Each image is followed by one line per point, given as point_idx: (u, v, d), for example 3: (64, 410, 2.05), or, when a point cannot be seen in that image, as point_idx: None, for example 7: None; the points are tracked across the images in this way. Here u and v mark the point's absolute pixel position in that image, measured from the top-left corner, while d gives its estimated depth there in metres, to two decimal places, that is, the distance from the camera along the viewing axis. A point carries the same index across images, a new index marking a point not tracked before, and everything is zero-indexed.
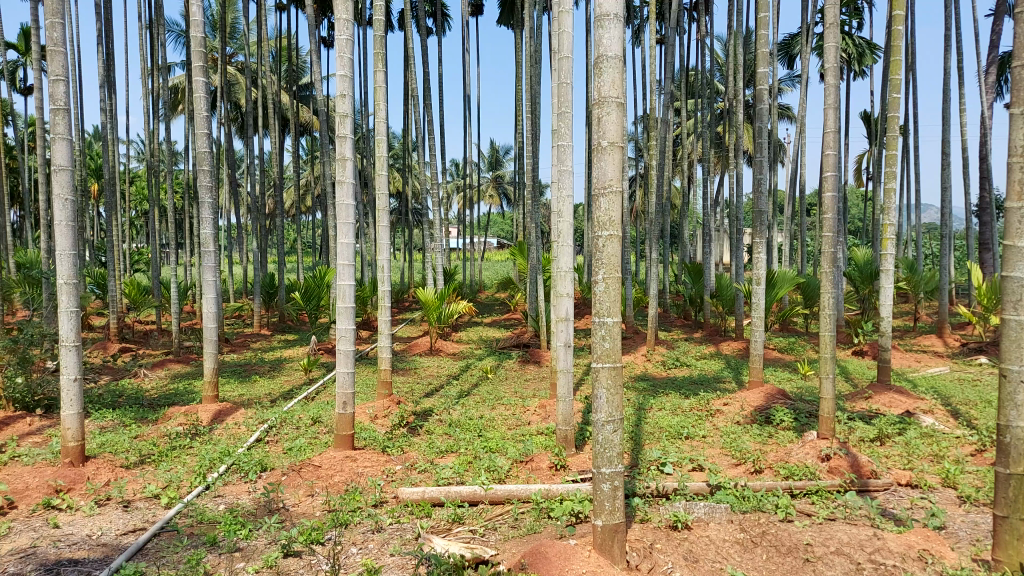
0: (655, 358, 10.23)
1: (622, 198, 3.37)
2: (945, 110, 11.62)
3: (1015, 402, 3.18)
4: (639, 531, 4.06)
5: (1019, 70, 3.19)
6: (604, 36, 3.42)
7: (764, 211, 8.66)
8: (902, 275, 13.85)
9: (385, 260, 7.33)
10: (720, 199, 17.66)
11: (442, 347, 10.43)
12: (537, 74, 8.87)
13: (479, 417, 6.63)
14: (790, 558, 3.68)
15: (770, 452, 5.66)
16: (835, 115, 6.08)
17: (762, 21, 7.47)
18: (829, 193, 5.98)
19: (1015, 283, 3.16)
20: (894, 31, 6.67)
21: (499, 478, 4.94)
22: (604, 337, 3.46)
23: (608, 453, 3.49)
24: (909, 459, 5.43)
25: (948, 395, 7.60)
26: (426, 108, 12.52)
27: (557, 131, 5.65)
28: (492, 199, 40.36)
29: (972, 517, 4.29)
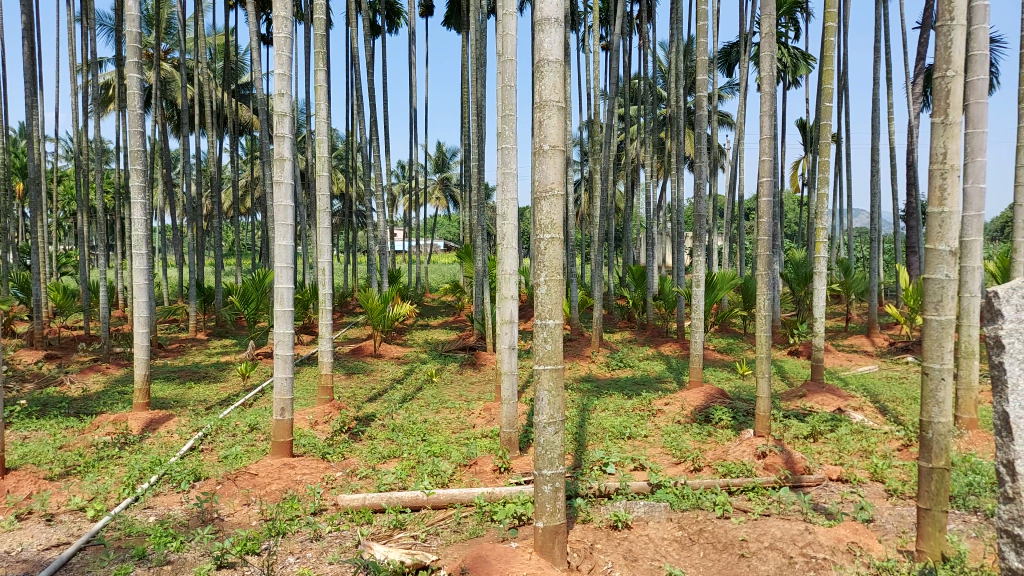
0: (599, 359, 10.33)
1: (565, 202, 3.41)
2: (875, 117, 12.09)
3: (937, 399, 3.32)
4: (580, 531, 4.08)
5: (941, 81, 3.34)
6: (544, 39, 3.41)
7: (704, 215, 8.85)
8: (836, 278, 14.37)
9: (325, 262, 7.19)
10: (663, 203, 17.97)
11: (386, 351, 10.30)
12: (483, 77, 8.85)
13: (423, 421, 6.57)
14: (726, 554, 3.77)
15: (708, 450, 5.78)
16: (771, 121, 6.25)
17: (703, 29, 7.64)
18: (764, 198, 6.15)
19: (935, 284, 3.30)
20: (827, 42, 6.91)
21: (443, 482, 4.91)
22: (546, 339, 3.48)
23: (550, 454, 3.50)
24: (840, 455, 5.63)
25: (877, 393, 7.92)
26: (369, 108, 12.35)
27: (501, 133, 5.64)
28: (439, 202, 40.20)
29: (898, 509, 4.48)
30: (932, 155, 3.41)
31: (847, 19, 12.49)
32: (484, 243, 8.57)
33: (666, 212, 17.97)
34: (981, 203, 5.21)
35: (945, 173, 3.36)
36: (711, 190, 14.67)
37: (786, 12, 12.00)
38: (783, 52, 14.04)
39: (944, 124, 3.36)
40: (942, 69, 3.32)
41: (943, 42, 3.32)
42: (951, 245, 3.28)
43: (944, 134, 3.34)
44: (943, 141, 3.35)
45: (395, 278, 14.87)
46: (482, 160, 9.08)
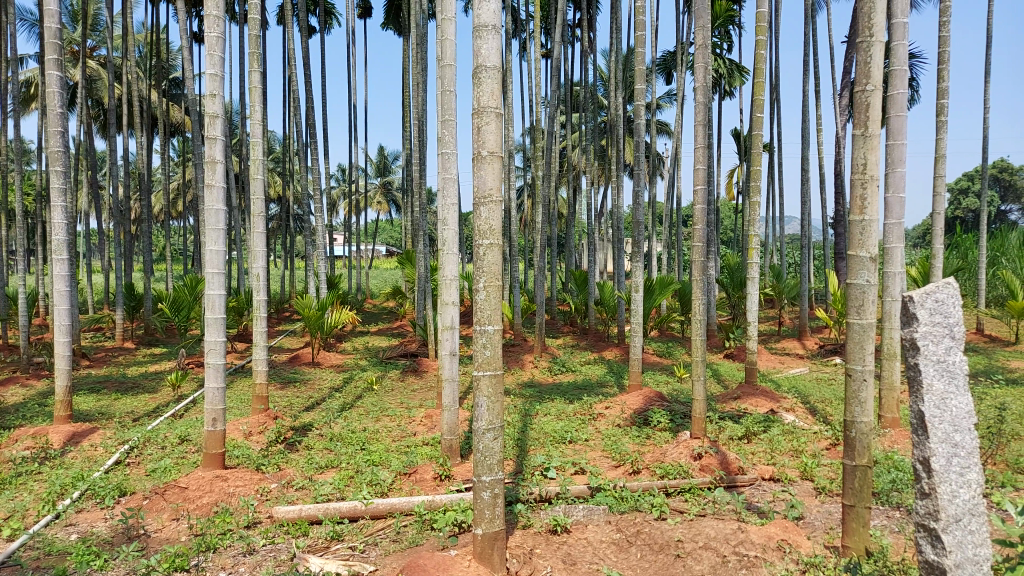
0: (541, 364, 10.38)
1: (503, 208, 3.42)
2: (804, 129, 12.56)
3: (859, 399, 3.46)
4: (519, 537, 4.08)
5: (861, 94, 3.48)
6: (482, 46, 3.42)
7: (642, 222, 9.01)
8: (768, 283, 14.84)
9: (260, 268, 7.00)
10: (603, 210, 18.25)
11: (325, 359, 10.11)
12: (424, 82, 8.80)
13: (363, 429, 6.47)
14: (662, 554, 3.83)
15: (647, 452, 5.88)
16: (705, 130, 6.40)
17: (640, 40, 7.79)
18: (698, 206, 6.30)
19: (857, 290, 3.45)
20: (758, 55, 7.14)
21: (382, 491, 4.84)
22: (485, 345, 3.48)
23: (489, 461, 3.49)
24: (772, 454, 5.81)
25: (807, 394, 8.21)
26: (307, 111, 12.11)
27: (441, 138, 5.60)
28: (380, 206, 39.73)
29: (826, 506, 4.64)
30: (854, 165, 3.53)
31: (778, 33, 12.94)
32: (426, 248, 8.50)
33: (607, 218, 18.21)
34: (900, 212, 5.47)
35: (865, 183, 3.48)
36: (651, 197, 14.96)
37: (721, 24, 12.35)
38: (719, 64, 14.44)
39: (864, 136, 3.50)
40: (863, 84, 3.46)
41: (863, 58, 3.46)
42: (871, 251, 3.44)
43: (864, 146, 3.49)
44: (864, 153, 3.49)
45: (335, 284, 14.61)
46: (424, 165, 9.01)
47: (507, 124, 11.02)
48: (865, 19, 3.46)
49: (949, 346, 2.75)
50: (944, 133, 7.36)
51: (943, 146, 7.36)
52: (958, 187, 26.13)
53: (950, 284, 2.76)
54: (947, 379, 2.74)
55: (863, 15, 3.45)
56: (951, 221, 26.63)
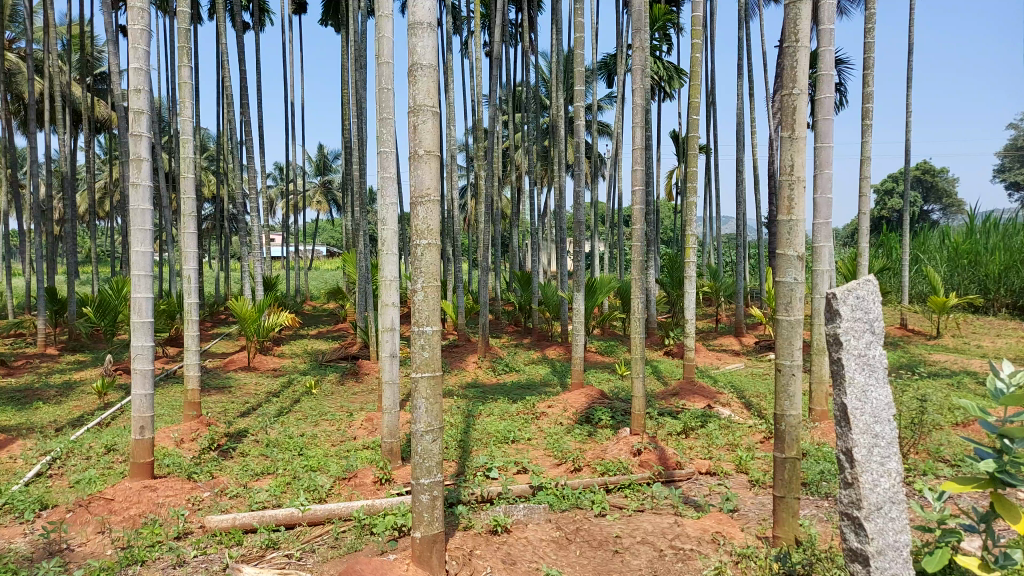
0: (485, 364, 10.36)
1: (440, 207, 3.39)
2: (739, 130, 12.91)
3: (788, 393, 3.57)
4: (459, 538, 4.05)
5: (788, 97, 3.60)
6: (417, 44, 3.38)
7: (583, 221, 9.10)
8: (706, 281, 15.20)
9: (192, 269, 6.77)
10: (547, 210, 18.37)
11: (261, 363, 9.84)
12: (363, 79, 8.68)
13: (301, 434, 6.33)
14: (601, 551, 3.89)
15: (588, 450, 5.94)
16: (643, 132, 6.50)
17: (579, 41, 7.87)
18: (636, 206, 6.41)
19: (786, 287, 3.56)
20: (694, 58, 7.30)
21: (320, 497, 4.75)
22: (423, 346, 3.44)
23: (427, 463, 3.46)
24: (709, 449, 5.95)
25: (742, 389, 8.44)
26: (242, 107, 11.79)
27: (379, 137, 5.51)
28: (320, 206, 39.01)
29: (759, 498, 4.78)
30: (782, 167, 3.65)
31: (714, 36, 13.26)
32: (366, 248, 8.37)
33: (550, 219, 18.32)
34: (828, 212, 5.70)
35: (793, 184, 3.60)
36: (593, 197, 15.12)
37: (659, 28, 12.58)
38: (658, 67, 14.70)
39: (791, 138, 3.62)
40: (789, 88, 3.57)
41: (790, 62, 3.56)
42: (799, 251, 3.55)
43: (792, 148, 3.60)
44: (790, 155, 3.61)
45: (272, 286, 14.27)
46: (364, 164, 8.88)
47: (449, 123, 10.95)
48: (791, 25, 3.58)
49: (870, 340, 2.87)
50: (869, 137, 7.67)
51: (868, 149, 7.68)
52: (884, 188, 27.28)
53: (870, 281, 2.88)
54: (869, 372, 2.85)
55: (789, 21, 3.57)
56: (877, 220, 27.83)
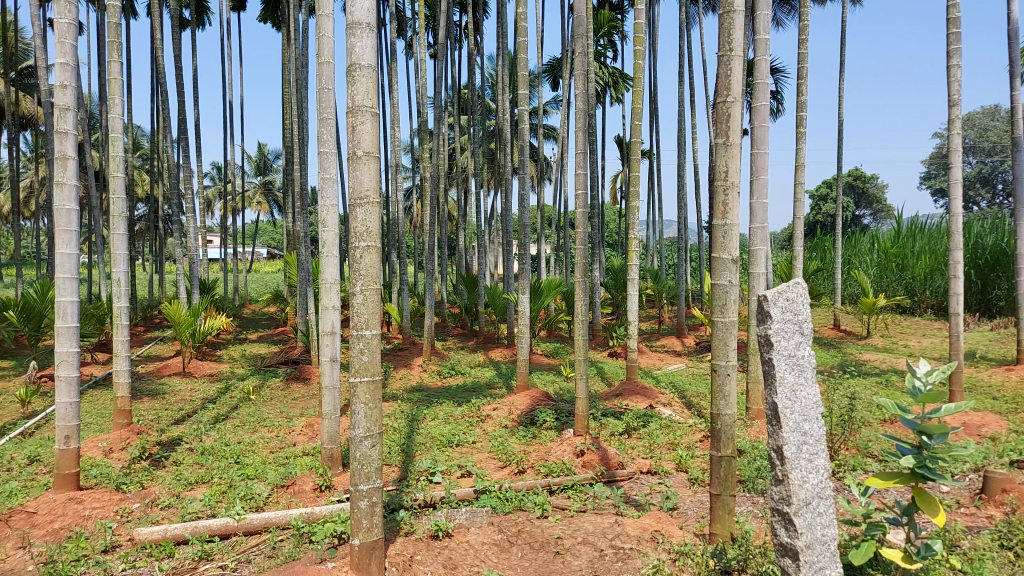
0: (430, 367, 10.28)
1: (380, 209, 3.36)
2: (681, 136, 13.17)
3: (723, 393, 3.66)
4: (400, 543, 3.99)
5: (723, 105, 3.68)
6: (356, 44, 3.33)
7: (528, 224, 9.13)
8: (648, 283, 15.46)
9: (122, 272, 6.51)
10: (493, 213, 18.39)
11: (197, 369, 9.54)
12: (304, 78, 8.50)
13: (238, 442, 6.16)
14: (543, 552, 3.91)
15: (532, 451, 5.96)
16: (585, 137, 6.56)
17: (522, 45, 7.90)
18: (579, 209, 6.47)
19: (721, 290, 3.65)
20: (637, 65, 7.42)
21: (257, 506, 4.63)
22: (362, 350, 3.39)
23: (366, 469, 3.42)
24: (650, 448, 6.05)
25: (683, 389, 8.61)
26: (177, 105, 11.41)
27: (319, 137, 5.39)
28: (260, 207, 38.12)
29: (698, 496, 4.88)
30: (716, 172, 3.74)
31: (656, 44, 13.51)
32: (307, 251, 8.21)
33: (496, 221, 18.33)
34: (764, 216, 5.86)
35: (727, 190, 3.69)
36: (538, 200, 15.20)
37: (603, 34, 12.73)
38: (603, 72, 14.91)
39: (725, 145, 3.71)
40: (723, 96, 3.66)
41: (724, 70, 3.65)
42: (733, 254, 3.65)
43: (726, 154, 3.70)
44: (725, 161, 3.70)
45: (210, 288, 13.85)
46: (305, 165, 8.71)
47: (393, 124, 10.82)
48: (725, 35, 3.68)
49: (798, 341, 2.97)
50: (803, 143, 7.94)
51: (802, 155, 7.94)
52: (819, 194, 28.27)
53: (799, 283, 2.98)
54: (798, 371, 2.94)
55: (724, 31, 3.66)
56: (812, 224, 28.82)
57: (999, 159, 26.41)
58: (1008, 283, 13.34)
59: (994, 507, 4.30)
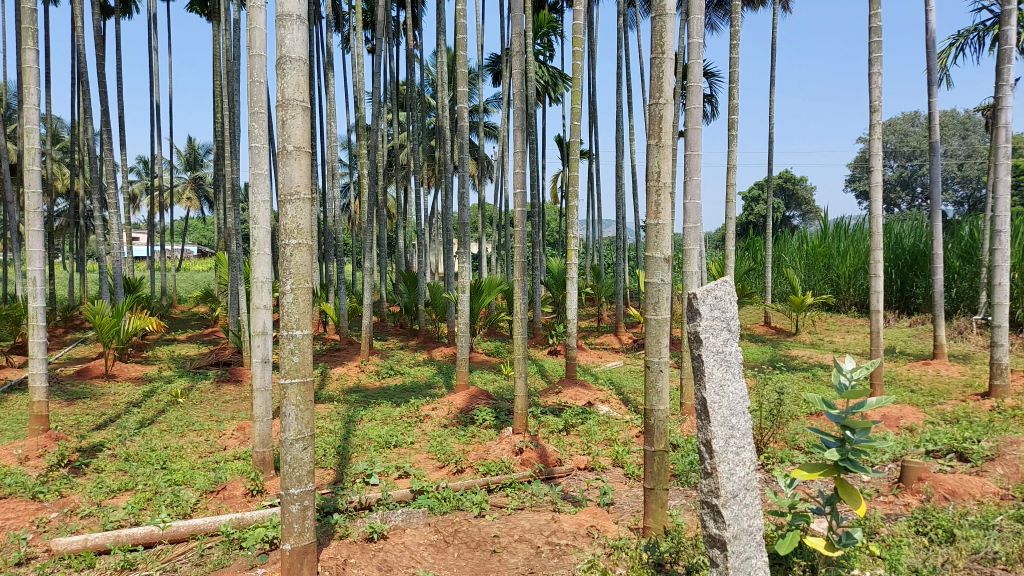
0: (369, 367, 10.14)
1: (311, 206, 3.29)
2: (619, 138, 13.37)
3: (656, 389, 3.72)
4: (333, 547, 3.92)
5: (656, 106, 3.74)
6: (286, 36, 3.25)
7: (467, 222, 9.10)
8: (588, 283, 15.63)
9: (37, 271, 6.16)
10: (433, 211, 18.28)
11: (122, 371, 9.13)
12: (235, 71, 8.25)
13: (165, 447, 5.93)
14: (479, 551, 3.91)
15: (471, 450, 5.94)
16: (523, 135, 6.57)
17: (462, 42, 7.87)
18: (517, 209, 6.49)
19: (654, 288, 3.72)
20: (575, 65, 7.48)
21: (184, 513, 4.47)
22: (293, 351, 3.31)
23: (298, 472, 3.34)
24: (588, 444, 6.12)
25: (621, 385, 8.75)
26: (100, 97, 10.89)
27: (250, 131, 5.20)
28: (190, 203, 36.85)
29: (633, 491, 4.96)
30: (649, 173, 3.79)
31: (595, 46, 13.67)
32: (239, 248, 7.96)
33: (437, 219, 18.22)
34: (698, 216, 6.00)
35: (660, 190, 3.75)
36: (479, 199, 15.16)
37: (543, 34, 12.79)
38: (542, 72, 15.01)
39: (658, 146, 3.76)
40: (655, 98, 3.73)
41: (656, 73, 3.72)
42: (665, 253, 3.72)
43: (659, 155, 3.76)
44: (658, 162, 3.77)
45: (135, 288, 13.28)
46: (237, 161, 8.45)
47: (329, 120, 10.60)
48: (657, 38, 3.73)
49: (726, 338, 3.04)
50: (734, 146, 8.17)
51: (734, 158, 8.17)
52: (750, 196, 29.16)
53: (727, 282, 3.07)
54: (725, 367, 3.02)
55: (656, 34, 3.73)
56: (744, 224, 29.70)
57: (918, 163, 27.78)
58: (925, 282, 13.98)
59: (910, 495, 4.51)
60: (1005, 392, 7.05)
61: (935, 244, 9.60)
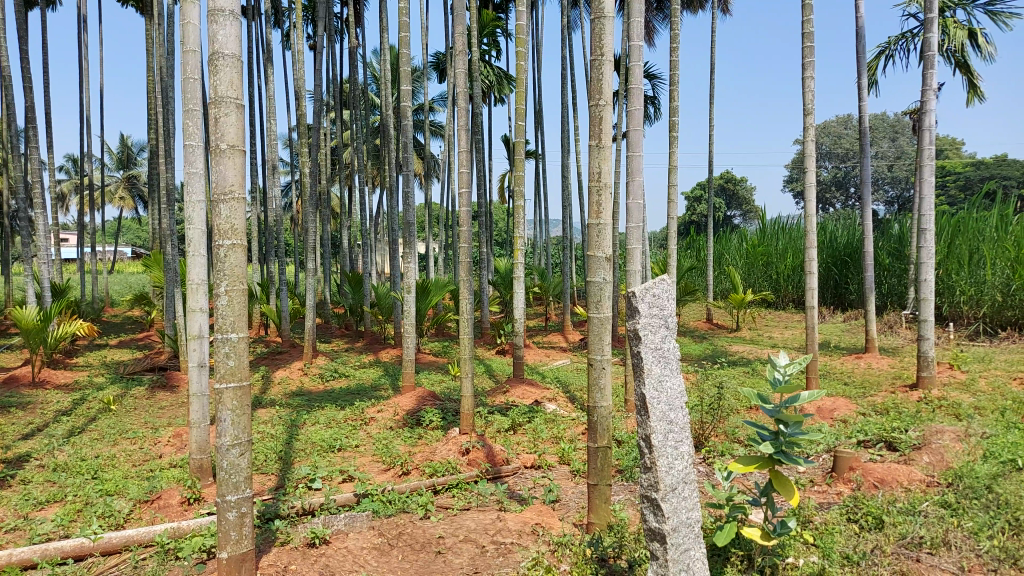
0: (312, 370, 9.96)
1: (246, 205, 3.22)
2: (565, 137, 13.48)
3: (599, 386, 3.77)
4: (273, 554, 3.83)
5: (598, 108, 3.78)
6: (218, 31, 3.17)
7: (413, 222, 9.01)
8: (535, 282, 15.71)
9: None
10: (379, 211, 18.07)
11: (50, 378, 8.74)
12: (169, 67, 7.98)
13: (96, 456, 5.70)
14: (424, 553, 3.88)
15: (417, 452, 5.89)
16: (467, 135, 6.53)
17: (405, 40, 7.80)
18: (462, 208, 6.47)
19: (596, 287, 3.75)
20: (519, 66, 7.51)
21: (117, 524, 4.31)
22: (228, 354, 3.22)
23: (235, 479, 3.26)
24: (534, 443, 6.15)
25: (567, 384, 8.83)
26: (22, 92, 10.38)
27: (184, 128, 5.03)
28: (123, 202, 35.51)
29: (579, 487, 5.02)
30: (590, 174, 3.83)
31: (540, 46, 13.75)
32: (175, 251, 7.71)
33: (383, 219, 18.01)
34: (640, 215, 6.08)
35: (601, 190, 3.79)
36: (426, 199, 15.07)
37: (488, 33, 12.79)
38: (487, 72, 15.01)
39: (599, 147, 3.81)
40: (595, 99, 3.76)
41: (596, 75, 3.76)
42: (606, 252, 3.75)
43: (599, 156, 3.81)
44: (599, 162, 3.81)
45: (64, 291, 12.72)
46: (171, 159, 8.18)
47: (269, 118, 10.36)
48: (596, 40, 3.78)
49: (664, 334, 3.10)
50: (676, 147, 8.33)
51: (675, 159, 8.33)
52: (693, 195, 29.79)
53: (665, 280, 3.12)
54: (663, 363, 3.07)
55: (595, 36, 3.77)
56: (687, 223, 30.33)
57: (851, 165, 28.90)
58: (858, 279, 14.47)
59: (843, 483, 4.69)
60: (931, 383, 7.38)
61: (867, 242, 9.99)
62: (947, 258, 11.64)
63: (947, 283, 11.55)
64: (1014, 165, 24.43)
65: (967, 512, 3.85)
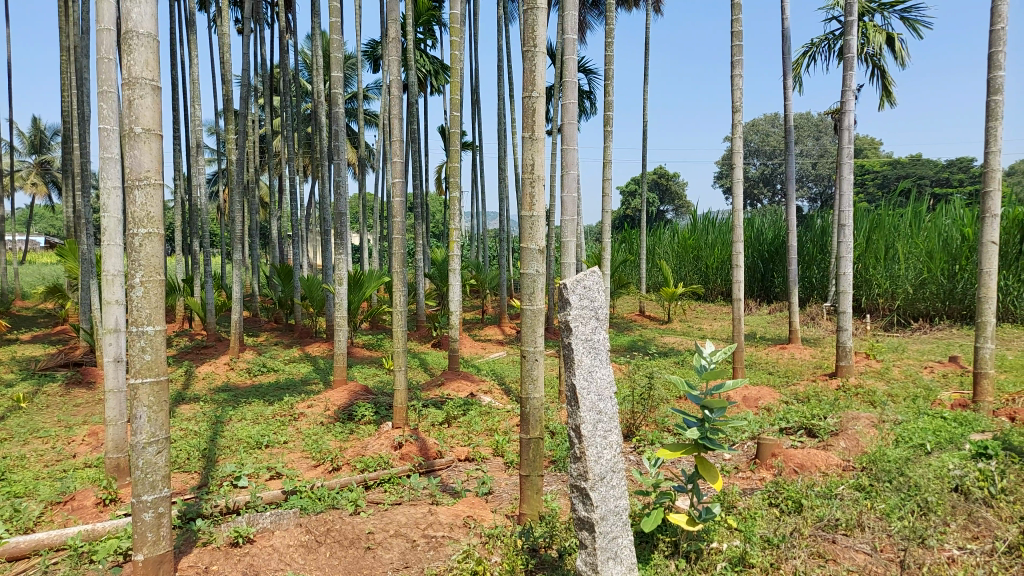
0: (239, 364, 9.66)
1: (163, 192, 3.08)
2: (501, 129, 13.47)
3: (531, 377, 3.76)
4: (194, 555, 3.69)
5: (531, 99, 3.76)
6: (132, 9, 3.00)
7: (345, 213, 8.81)
8: (470, 274, 15.67)
9: None
10: (311, 201, 17.61)
11: None
12: (84, 46, 7.55)
13: (4, 456, 5.38)
14: (352, 549, 3.82)
15: (348, 447, 5.79)
16: (399, 124, 6.42)
17: (337, 25, 7.60)
18: (397, 199, 6.37)
19: (529, 279, 3.73)
20: (454, 55, 7.43)
21: (24, 528, 4.08)
22: (144, 348, 3.07)
23: (151, 478, 3.12)
24: (468, 436, 6.14)
25: (503, 376, 8.84)
26: None
27: (97, 111, 4.76)
28: (34, 188, 33.55)
29: (511, 479, 5.03)
30: (523, 165, 3.81)
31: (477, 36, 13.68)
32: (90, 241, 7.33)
33: (316, 209, 17.57)
34: (575, 208, 6.11)
35: (533, 182, 3.78)
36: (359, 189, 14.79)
37: (424, 22, 12.63)
38: (423, 61, 14.82)
39: (533, 139, 3.79)
40: (529, 91, 3.74)
41: (529, 66, 3.73)
42: (539, 244, 3.74)
43: (532, 148, 3.79)
44: (532, 154, 3.78)
45: None
46: (86, 143, 7.76)
47: (193, 102, 9.95)
48: (529, 30, 3.75)
49: (594, 326, 3.11)
50: (610, 141, 8.42)
51: (610, 153, 8.42)
52: (627, 190, 30.29)
53: (596, 272, 3.12)
54: (593, 354, 3.09)
55: (528, 27, 3.75)
56: (621, 217, 30.85)
57: (777, 162, 29.98)
58: (784, 272, 15.08)
59: (765, 469, 4.86)
60: (848, 371, 7.72)
61: (791, 237, 10.36)
62: (865, 253, 12.21)
63: (865, 277, 12.12)
64: (926, 164, 25.83)
65: (880, 494, 4.05)
